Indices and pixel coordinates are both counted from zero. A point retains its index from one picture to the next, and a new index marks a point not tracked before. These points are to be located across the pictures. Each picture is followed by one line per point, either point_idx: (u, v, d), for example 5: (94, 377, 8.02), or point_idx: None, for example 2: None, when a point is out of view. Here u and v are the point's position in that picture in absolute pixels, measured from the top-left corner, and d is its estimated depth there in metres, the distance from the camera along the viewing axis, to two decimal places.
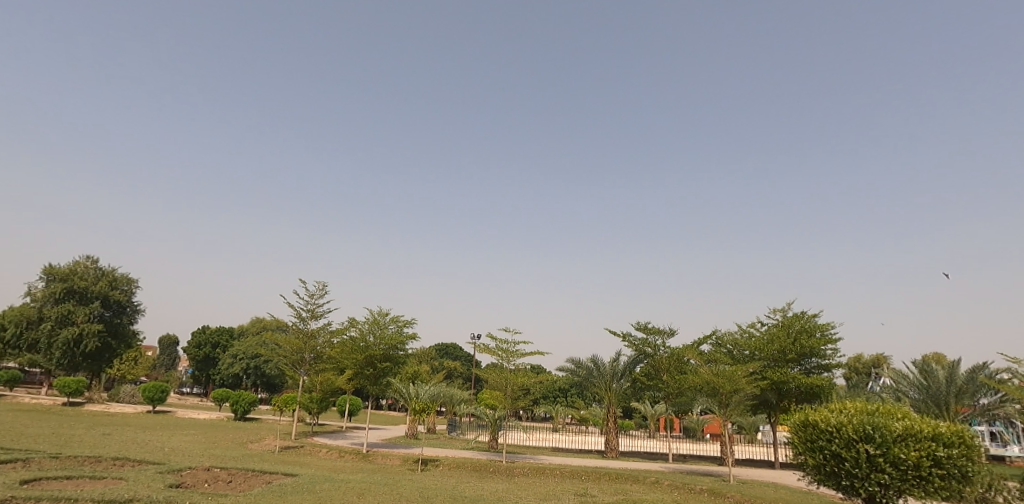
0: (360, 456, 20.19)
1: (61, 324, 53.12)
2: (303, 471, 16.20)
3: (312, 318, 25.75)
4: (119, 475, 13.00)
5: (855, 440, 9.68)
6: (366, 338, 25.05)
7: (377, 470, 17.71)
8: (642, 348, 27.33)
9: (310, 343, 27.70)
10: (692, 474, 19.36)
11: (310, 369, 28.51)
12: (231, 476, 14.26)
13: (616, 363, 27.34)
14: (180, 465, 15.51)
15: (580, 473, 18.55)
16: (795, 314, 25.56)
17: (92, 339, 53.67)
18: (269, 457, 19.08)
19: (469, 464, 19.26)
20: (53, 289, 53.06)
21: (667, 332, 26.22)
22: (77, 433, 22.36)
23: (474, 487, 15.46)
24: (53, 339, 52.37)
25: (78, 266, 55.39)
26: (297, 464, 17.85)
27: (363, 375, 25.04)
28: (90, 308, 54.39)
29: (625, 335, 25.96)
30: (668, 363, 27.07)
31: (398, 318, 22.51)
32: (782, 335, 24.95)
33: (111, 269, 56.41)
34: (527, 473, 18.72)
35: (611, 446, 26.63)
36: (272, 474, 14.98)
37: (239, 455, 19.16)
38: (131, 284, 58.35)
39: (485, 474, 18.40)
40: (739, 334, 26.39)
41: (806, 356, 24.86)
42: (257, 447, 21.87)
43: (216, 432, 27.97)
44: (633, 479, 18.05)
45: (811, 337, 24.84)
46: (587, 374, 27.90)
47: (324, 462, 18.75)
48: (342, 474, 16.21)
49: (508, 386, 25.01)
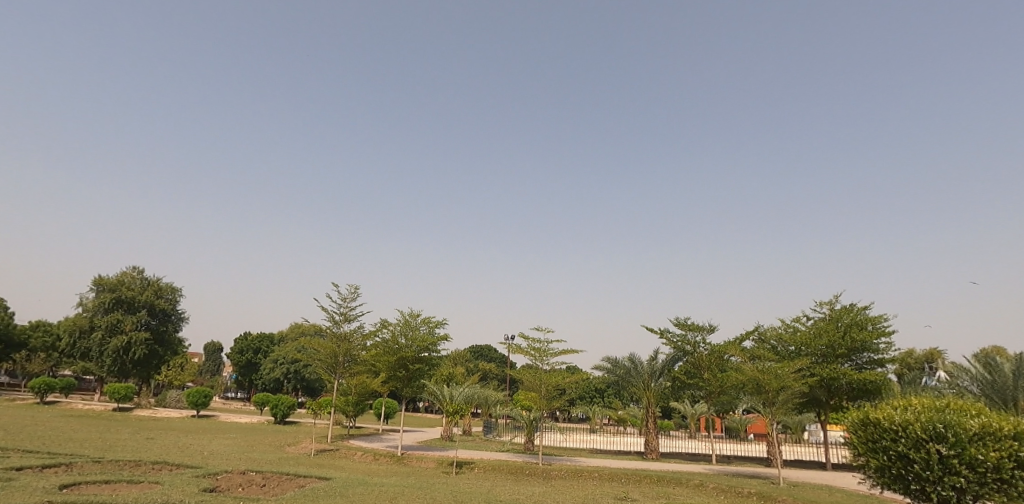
0: (394, 458, 20.02)
1: (111, 332, 55.36)
2: (337, 474, 16.06)
3: (345, 321, 25.85)
4: (156, 479, 13.09)
5: (924, 440, 8.78)
6: (399, 340, 24.86)
7: (411, 473, 17.47)
8: (681, 346, 26.38)
9: (345, 346, 27.87)
10: (738, 476, 18.43)
11: (344, 372, 28.67)
12: (265, 479, 14.18)
13: (654, 362, 26.49)
14: (216, 469, 15.58)
15: (619, 476, 17.87)
16: (844, 307, 24.26)
17: (141, 346, 55.69)
18: (305, 460, 19.09)
19: (505, 467, 18.84)
20: (103, 299, 55.37)
21: (707, 329, 25.21)
22: (123, 438, 22.98)
23: (510, 491, 14.94)
24: (104, 347, 54.59)
25: (126, 276, 57.61)
26: (332, 467, 17.77)
27: (395, 378, 24.96)
28: (137, 317, 56.49)
29: (663, 332, 25.04)
30: (709, 361, 26.06)
31: (429, 319, 22.30)
32: (831, 329, 23.62)
33: (156, 279, 58.46)
34: (564, 475, 18.18)
35: (652, 448, 25.78)
36: (306, 478, 14.85)
37: (275, 458, 19.25)
38: (175, 293, 60.36)
39: (521, 477, 17.91)
40: (784, 329, 25.20)
41: (858, 351, 23.49)
42: (294, 450, 21.99)
43: (255, 435, 28.39)
44: (675, 482, 17.28)
45: (862, 331, 23.47)
46: (625, 374, 27.08)
47: (359, 465, 18.61)
48: (375, 478, 15.99)
49: (543, 387, 24.45)
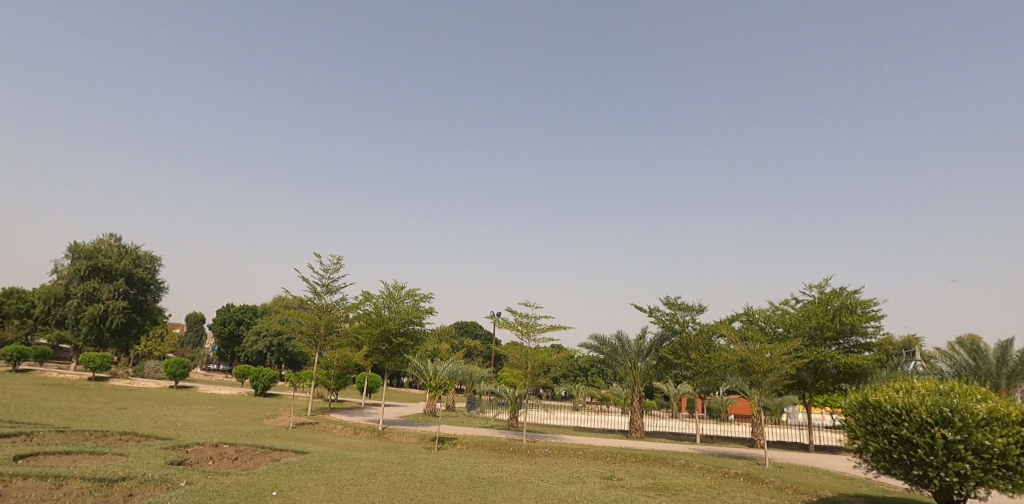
0: (376, 433, 19.54)
1: (87, 300, 53.93)
2: (315, 448, 15.48)
3: (327, 292, 25.12)
4: (121, 450, 12.36)
5: (929, 424, 8.41)
6: (382, 312, 24.13)
7: (393, 448, 16.95)
8: (670, 325, 26.09)
9: (326, 318, 27.19)
10: (724, 457, 18.25)
11: (325, 345, 28.02)
12: (238, 453, 13.54)
13: (642, 340, 26.17)
14: (188, 440, 14.90)
15: (605, 455, 17.56)
16: (834, 290, 24.01)
17: (118, 315, 54.43)
18: (283, 433, 18.49)
19: (488, 443, 18.45)
20: (79, 266, 53.81)
21: (696, 308, 24.89)
22: (94, 408, 22.22)
23: (494, 468, 14.47)
24: (80, 315, 53.23)
25: (102, 243, 55.99)
26: (310, 441, 17.20)
27: (377, 352, 24.34)
28: (114, 285, 55.02)
29: (652, 310, 24.66)
30: (696, 341, 25.88)
31: (414, 292, 21.62)
32: (820, 312, 23.38)
33: (134, 247, 56.92)
34: (549, 453, 17.85)
35: (636, 426, 25.65)
36: (282, 452, 14.26)
37: (252, 431, 18.64)
38: (154, 261, 58.88)
39: (505, 454, 17.52)
40: (772, 311, 24.95)
41: (846, 334, 23.34)
42: (272, 422, 21.40)
43: (233, 407, 27.76)
44: (661, 461, 17.02)
45: (852, 314, 23.30)
46: (611, 352, 26.72)
47: (338, 439, 18.10)
48: (355, 453, 15.48)
49: (528, 363, 24.03)
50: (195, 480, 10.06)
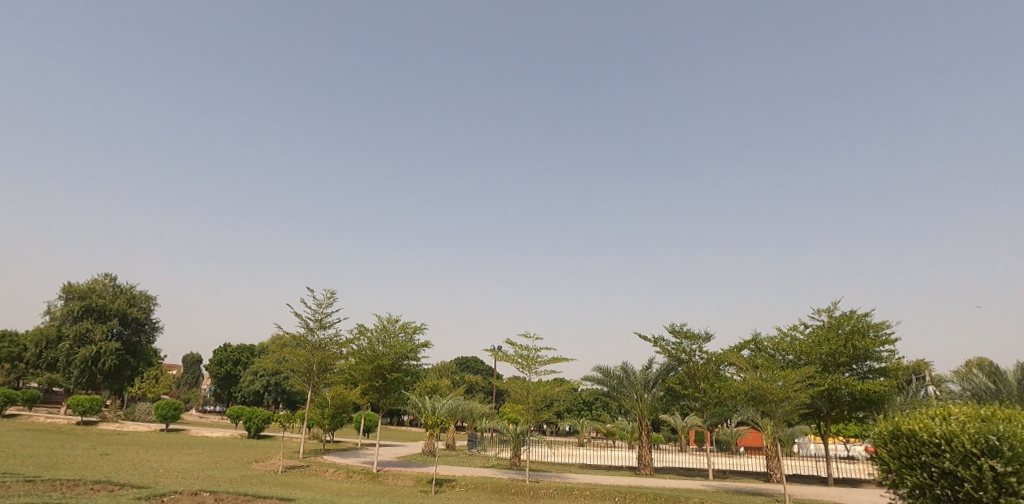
0: (369, 475, 18.47)
1: (80, 342, 52.86)
2: (302, 495, 14.47)
3: (320, 327, 24.34)
4: (88, 502, 11.35)
5: (974, 455, 7.60)
6: (376, 347, 23.17)
7: (386, 492, 15.90)
8: (676, 355, 25.13)
9: (320, 354, 26.28)
10: (740, 494, 17.16)
11: (318, 382, 26.99)
12: (217, 502, 12.57)
13: (647, 370, 25.19)
14: (164, 489, 13.87)
15: (613, 494, 16.47)
16: (844, 314, 23.19)
17: (111, 356, 53.23)
18: (271, 478, 17.43)
19: (488, 485, 17.33)
20: (72, 307, 52.99)
21: (702, 336, 24.01)
22: (74, 454, 21.13)
23: None
24: (72, 357, 52.07)
25: (97, 283, 55.36)
26: (298, 486, 16.11)
27: (371, 388, 23.31)
28: (108, 326, 54.03)
29: (656, 339, 23.79)
30: (704, 371, 24.88)
31: (408, 324, 20.84)
32: (831, 337, 22.49)
33: (129, 286, 56.27)
34: (553, 493, 16.77)
35: (645, 462, 24.41)
36: (265, 499, 13.28)
37: (237, 476, 17.55)
38: (149, 301, 58.10)
39: (506, 497, 16.42)
40: (781, 337, 24.05)
41: (860, 360, 22.43)
42: (260, 466, 20.26)
43: (222, 450, 26.55)
44: (673, 500, 15.94)
45: (864, 338, 22.43)
46: (617, 384, 25.68)
47: (329, 483, 17.02)
48: (345, 498, 14.46)
49: (530, 397, 23.00)
50: None
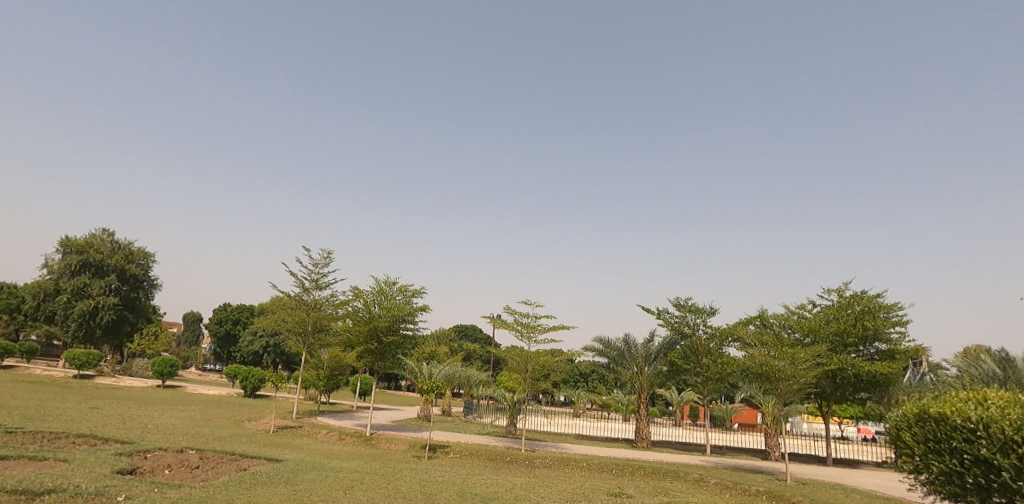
0: (362, 439, 18.10)
1: (77, 296, 52.57)
2: (292, 456, 14.03)
3: (316, 288, 23.75)
4: (65, 456, 10.84)
5: (1015, 443, 6.90)
6: (372, 309, 22.55)
7: (378, 457, 15.49)
8: (679, 328, 24.57)
9: (316, 315, 25.72)
10: (740, 471, 16.79)
11: (312, 342, 26.54)
12: (202, 461, 12.05)
13: (649, 343, 24.69)
14: (149, 445, 13.41)
15: (611, 467, 16.05)
16: (854, 294, 22.52)
17: (109, 312, 53.04)
18: (261, 438, 17.01)
19: (483, 452, 16.96)
20: (69, 261, 52.55)
21: (707, 311, 23.38)
22: (63, 406, 20.79)
23: (488, 482, 12.83)
24: (70, 311, 51.89)
25: (95, 238, 54.85)
26: (288, 447, 15.69)
27: (366, 351, 22.80)
28: (105, 281, 53.68)
29: (660, 312, 23.18)
30: (707, 347, 24.30)
31: (406, 288, 20.18)
32: (841, 316, 21.85)
33: (127, 242, 55.80)
34: (550, 463, 16.37)
35: (642, 435, 24.17)
36: (253, 460, 12.79)
37: (227, 434, 17.17)
38: (148, 257, 57.70)
39: (501, 465, 16.01)
40: (788, 316, 23.38)
41: (868, 341, 21.84)
42: (251, 425, 19.91)
43: (215, 408, 26.29)
44: (672, 475, 15.53)
45: (874, 318, 21.80)
46: (617, 356, 25.22)
47: (320, 445, 16.63)
48: (336, 461, 14.00)
49: (528, 366, 22.52)
50: (135, 496, 8.58)
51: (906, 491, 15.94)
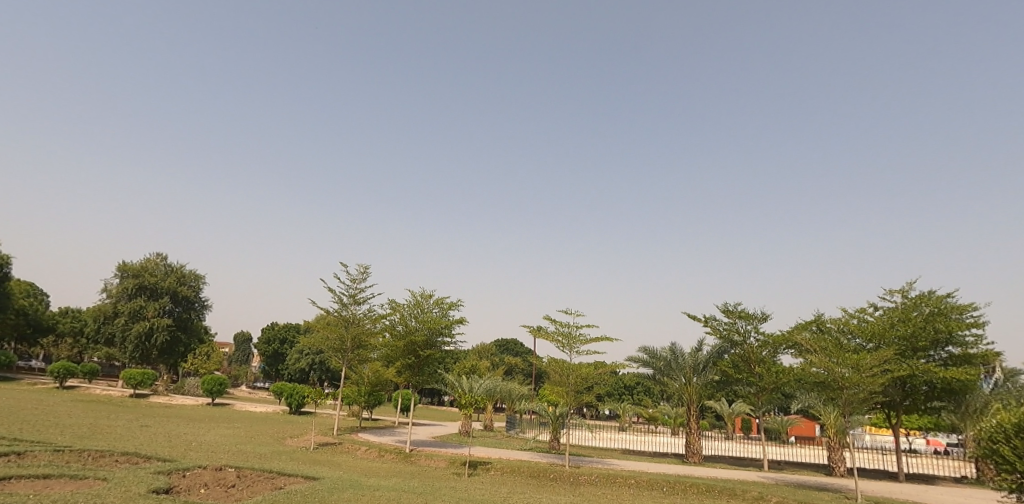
0: (402, 455, 17.72)
1: (134, 318, 54.97)
2: (329, 474, 13.74)
3: (353, 303, 23.76)
4: (105, 474, 10.84)
5: None
6: (408, 322, 22.31)
7: (417, 474, 15.06)
8: (728, 335, 23.30)
9: (354, 330, 25.72)
10: (803, 489, 15.49)
11: (351, 358, 26.53)
12: (238, 479, 11.87)
13: (697, 352, 23.50)
14: (189, 463, 13.40)
15: (661, 484, 15.09)
16: (921, 294, 20.84)
17: (163, 333, 55.18)
18: (301, 455, 16.86)
19: (526, 469, 16.27)
20: (127, 285, 55.14)
21: (759, 317, 22.06)
22: (115, 425, 21.36)
23: (529, 501, 12.15)
24: (127, 332, 54.23)
25: (149, 262, 57.37)
26: (327, 464, 15.44)
27: (403, 366, 22.52)
28: (160, 303, 55.99)
29: (707, 319, 22.04)
30: (760, 354, 22.88)
31: (443, 300, 19.84)
32: (909, 319, 20.22)
33: (178, 265, 58.11)
34: (595, 481, 15.52)
35: (694, 450, 22.91)
36: (289, 478, 12.57)
37: (268, 452, 17.11)
38: (198, 280, 59.91)
39: (544, 482, 15.30)
40: (848, 320, 21.80)
41: (940, 345, 20.06)
42: (293, 442, 19.87)
43: (260, 425, 26.58)
44: (728, 493, 14.42)
45: (946, 321, 20.04)
46: (663, 367, 24.10)
47: (359, 462, 16.35)
48: (374, 479, 13.62)
49: (570, 378, 21.74)
50: None
51: None
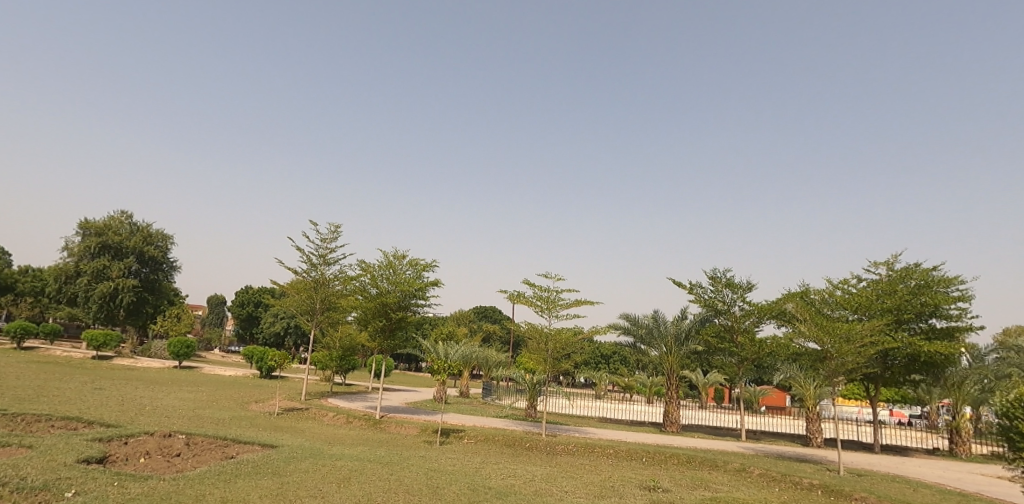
0: (371, 422, 16.91)
1: (97, 278, 52.72)
2: (290, 442, 12.78)
3: (323, 264, 22.56)
4: (31, 442, 9.69)
5: None
6: (380, 284, 21.12)
7: (386, 442, 14.23)
8: (712, 304, 22.76)
9: (324, 292, 24.57)
10: (784, 460, 15.12)
11: (321, 321, 25.41)
12: (185, 448, 10.83)
13: (680, 320, 22.98)
14: (136, 429, 12.30)
15: (640, 454, 14.54)
16: (908, 266, 20.46)
17: (128, 294, 53.08)
18: (263, 421, 15.88)
19: (501, 438, 15.59)
20: (89, 244, 52.66)
21: (744, 286, 21.48)
22: (65, 387, 20.03)
23: (503, 473, 11.38)
24: (90, 292, 52.03)
25: (113, 220, 54.79)
26: (289, 431, 14.51)
27: (373, 330, 21.49)
28: (125, 263, 53.73)
29: (691, 286, 21.40)
30: (743, 324, 22.42)
31: (416, 261, 18.76)
32: (894, 291, 19.88)
33: (144, 224, 55.62)
34: (573, 450, 14.92)
35: (672, 419, 22.62)
36: (245, 446, 11.60)
37: (227, 417, 16.09)
38: (166, 240, 57.55)
39: (519, 452, 14.63)
40: (833, 290, 21.37)
41: (924, 317, 19.78)
42: (256, 407, 18.87)
43: (225, 389, 25.46)
44: (709, 465, 13.94)
45: (931, 294, 19.70)
46: (644, 335, 23.57)
47: (325, 429, 15.48)
48: (339, 448, 12.75)
49: (549, 345, 21.02)
50: (87, 491, 7.33)
51: (978, 484, 14.01)
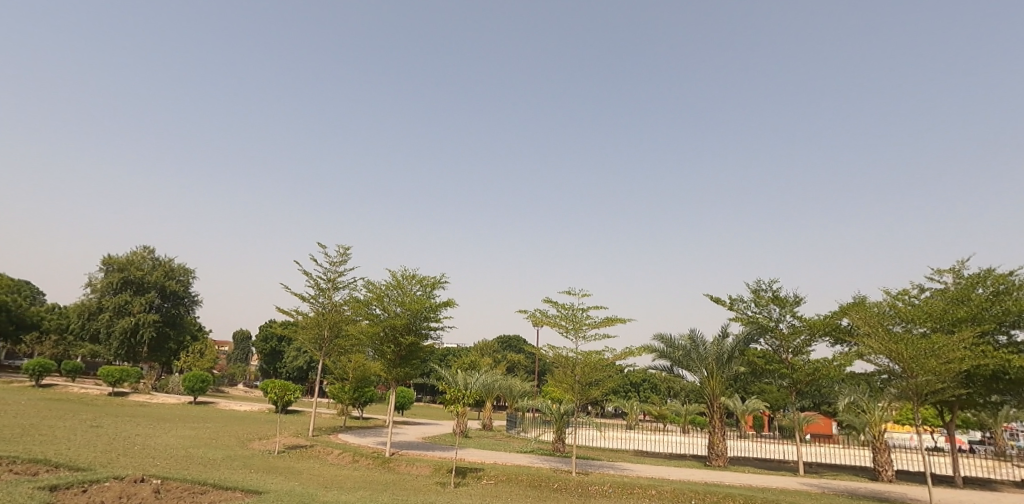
0: (378, 460, 15.14)
1: (119, 314, 52.55)
2: (280, 486, 11.09)
3: (331, 288, 21.21)
4: None
5: None
6: (389, 308, 19.56)
7: (392, 485, 12.42)
8: (757, 321, 20.52)
9: (334, 318, 23.19)
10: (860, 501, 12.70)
11: (331, 350, 23.88)
12: (147, 497, 9.14)
13: (721, 340, 20.81)
14: (105, 474, 10.74)
15: (688, 496, 12.39)
16: (978, 271, 18.09)
17: (149, 329, 52.66)
18: (258, 461, 14.24)
19: (523, 477, 13.63)
20: (112, 280, 52.73)
21: (792, 299, 19.24)
22: (61, 426, 18.76)
23: None
24: (112, 328, 51.88)
25: (136, 256, 55.02)
26: (284, 473, 12.83)
27: (383, 358, 19.84)
28: (146, 298, 53.54)
29: (732, 302, 19.33)
30: (793, 342, 20.05)
31: (426, 279, 17.22)
32: (966, 298, 17.49)
33: (167, 258, 55.70)
34: (607, 491, 12.86)
35: (717, 452, 20.21)
36: (221, 493, 9.90)
37: (220, 457, 14.50)
38: (188, 274, 57.49)
39: (545, 494, 12.63)
40: (892, 301, 19.06)
41: (1004, 327, 17.31)
42: (257, 445, 17.24)
43: (233, 425, 23.93)
44: None
45: (1011, 302, 17.24)
46: (681, 357, 21.42)
47: (325, 470, 13.77)
48: (335, 493, 10.98)
49: (575, 371, 19.04)
50: None
51: None
